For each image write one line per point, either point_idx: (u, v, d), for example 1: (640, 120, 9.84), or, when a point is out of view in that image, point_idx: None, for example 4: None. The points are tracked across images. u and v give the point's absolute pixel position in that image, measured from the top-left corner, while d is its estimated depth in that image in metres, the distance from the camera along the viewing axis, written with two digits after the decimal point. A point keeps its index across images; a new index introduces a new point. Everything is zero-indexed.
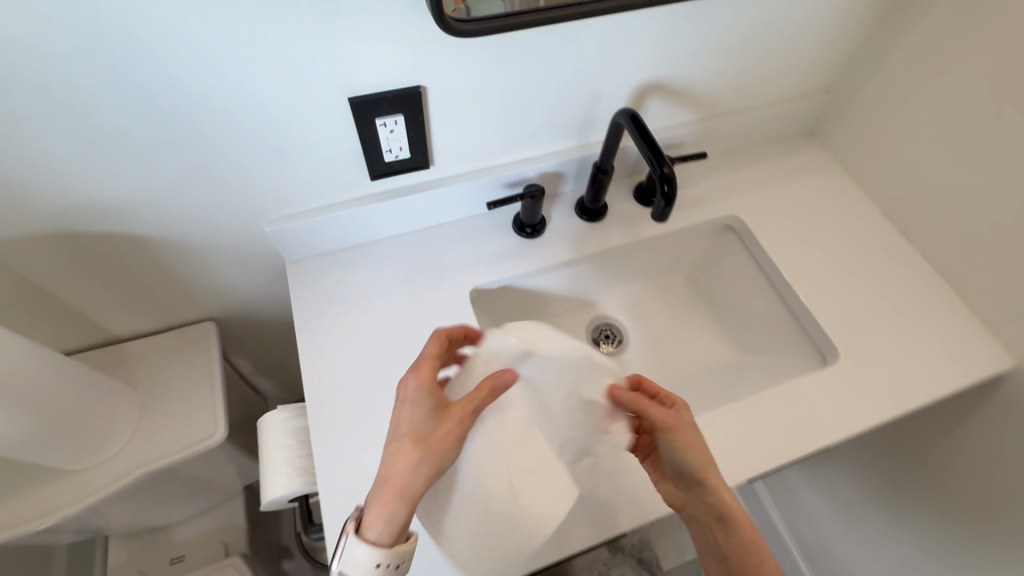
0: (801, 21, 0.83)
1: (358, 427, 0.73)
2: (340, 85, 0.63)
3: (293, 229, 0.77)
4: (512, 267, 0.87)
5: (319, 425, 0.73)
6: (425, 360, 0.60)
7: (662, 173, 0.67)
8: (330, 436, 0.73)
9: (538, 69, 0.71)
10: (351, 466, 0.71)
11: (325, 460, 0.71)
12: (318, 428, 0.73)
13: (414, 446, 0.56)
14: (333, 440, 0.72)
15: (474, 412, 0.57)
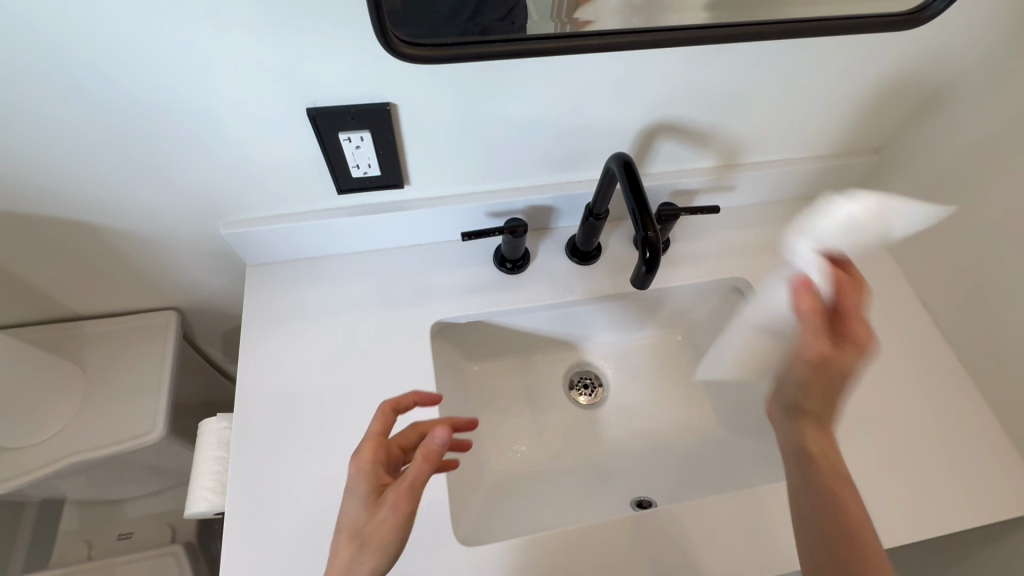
0: (844, 73, 0.72)
1: (284, 453, 0.69)
2: (301, 95, 0.58)
3: (253, 232, 0.73)
4: (484, 304, 0.80)
5: (245, 444, 0.69)
6: (366, 442, 0.52)
7: (645, 236, 0.58)
8: (254, 459, 0.68)
9: (525, 98, 0.65)
10: (267, 496, 0.66)
11: (244, 486, 0.67)
12: (243, 447, 0.69)
13: (348, 546, 0.48)
14: (255, 464, 0.68)
15: (412, 497, 0.48)
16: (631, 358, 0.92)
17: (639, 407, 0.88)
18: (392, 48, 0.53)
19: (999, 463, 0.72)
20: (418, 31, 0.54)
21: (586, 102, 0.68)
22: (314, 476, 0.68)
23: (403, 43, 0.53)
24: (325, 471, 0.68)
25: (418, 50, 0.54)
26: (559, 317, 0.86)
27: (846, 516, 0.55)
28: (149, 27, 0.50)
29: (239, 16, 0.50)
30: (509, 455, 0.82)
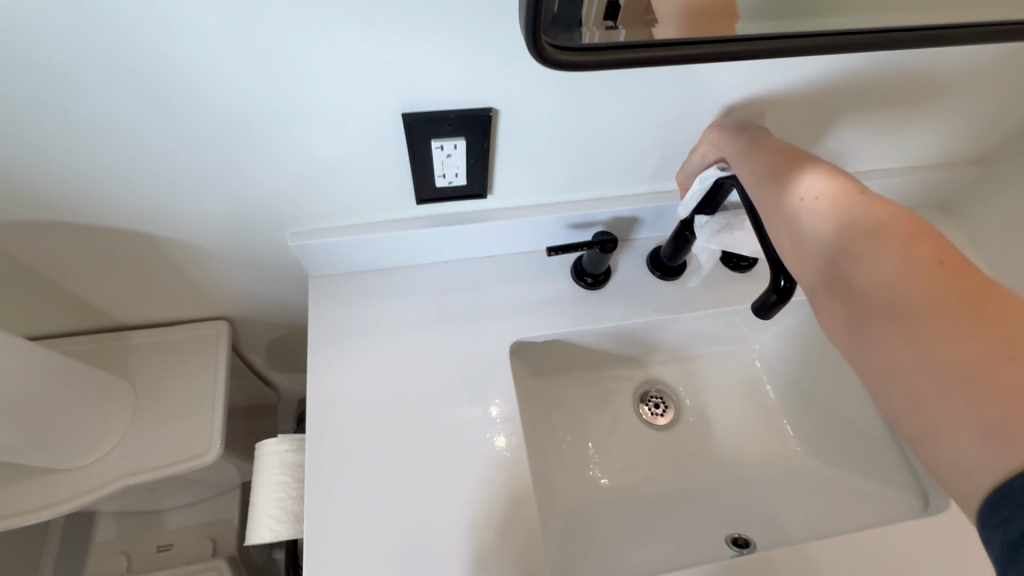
0: (973, 77, 0.66)
1: (358, 484, 0.63)
2: (396, 99, 0.52)
3: (322, 242, 0.68)
4: (563, 321, 0.74)
5: (317, 473, 0.64)
6: None
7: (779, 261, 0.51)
8: (325, 489, 0.63)
9: (634, 100, 0.59)
10: (343, 536, 0.61)
11: (314, 524, 0.61)
12: (313, 477, 0.63)
13: None
14: (328, 493, 0.63)
15: None
16: (706, 377, 0.86)
17: (718, 431, 0.82)
18: (542, 57, 0.45)
19: None
20: (553, 33, 0.45)
21: (696, 106, 0.62)
22: (389, 511, 0.62)
23: (551, 47, 0.45)
24: (402, 506, 0.62)
25: (565, 56, 0.46)
26: (636, 334, 0.80)
27: (857, 221, 0.44)
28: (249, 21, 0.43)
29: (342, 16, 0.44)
30: (583, 482, 0.77)
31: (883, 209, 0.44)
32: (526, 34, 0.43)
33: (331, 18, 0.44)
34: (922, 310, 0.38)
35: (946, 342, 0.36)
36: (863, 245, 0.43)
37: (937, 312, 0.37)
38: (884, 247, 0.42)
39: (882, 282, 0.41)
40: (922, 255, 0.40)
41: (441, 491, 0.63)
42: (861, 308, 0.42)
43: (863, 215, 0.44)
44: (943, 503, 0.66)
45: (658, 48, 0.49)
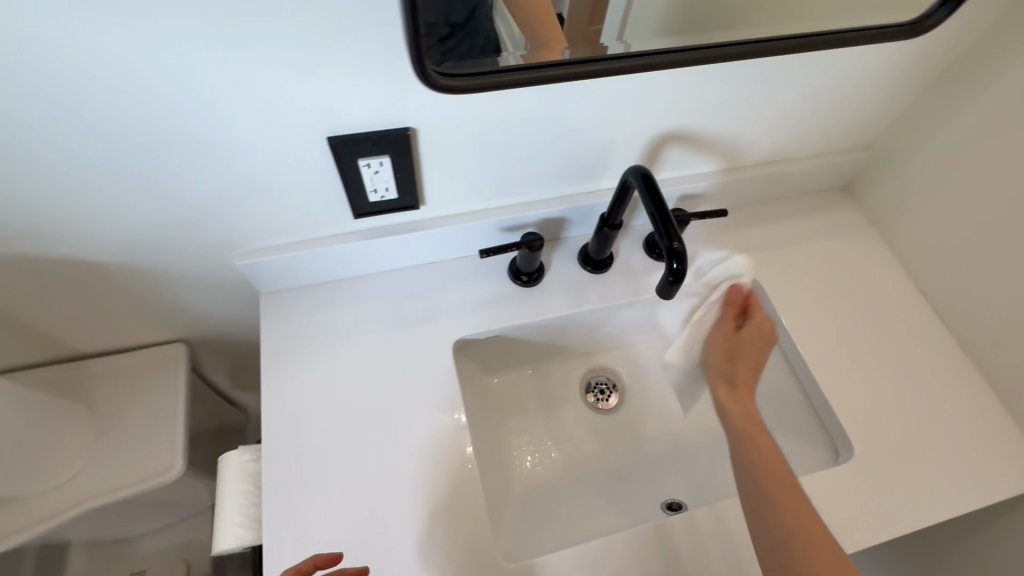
0: (846, 75, 0.75)
1: (317, 480, 0.68)
2: (322, 124, 0.57)
3: (269, 260, 0.72)
4: (504, 319, 0.80)
5: (275, 475, 0.68)
6: None
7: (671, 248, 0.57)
8: (284, 492, 0.67)
9: (541, 113, 0.65)
10: (304, 534, 0.65)
11: (275, 526, 0.66)
12: (272, 481, 0.67)
13: None
14: (287, 496, 0.67)
15: None
16: (646, 361, 0.93)
17: (658, 409, 0.89)
18: (428, 79, 0.52)
19: (1000, 444, 0.76)
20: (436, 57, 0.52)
21: (601, 115, 0.68)
22: (347, 503, 0.67)
23: (438, 74, 0.53)
24: (359, 497, 0.67)
25: (451, 80, 0.53)
26: (576, 325, 0.86)
27: (752, 487, 0.57)
28: (181, 57, 0.48)
29: (260, 54, 0.49)
30: (537, 466, 0.83)
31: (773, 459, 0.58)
32: (411, 60, 0.51)
33: (253, 52, 0.49)
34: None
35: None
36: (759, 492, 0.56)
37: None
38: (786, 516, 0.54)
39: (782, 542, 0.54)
40: None
41: (395, 482, 0.68)
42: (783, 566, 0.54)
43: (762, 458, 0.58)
44: (850, 453, 0.74)
45: (530, 71, 0.55)
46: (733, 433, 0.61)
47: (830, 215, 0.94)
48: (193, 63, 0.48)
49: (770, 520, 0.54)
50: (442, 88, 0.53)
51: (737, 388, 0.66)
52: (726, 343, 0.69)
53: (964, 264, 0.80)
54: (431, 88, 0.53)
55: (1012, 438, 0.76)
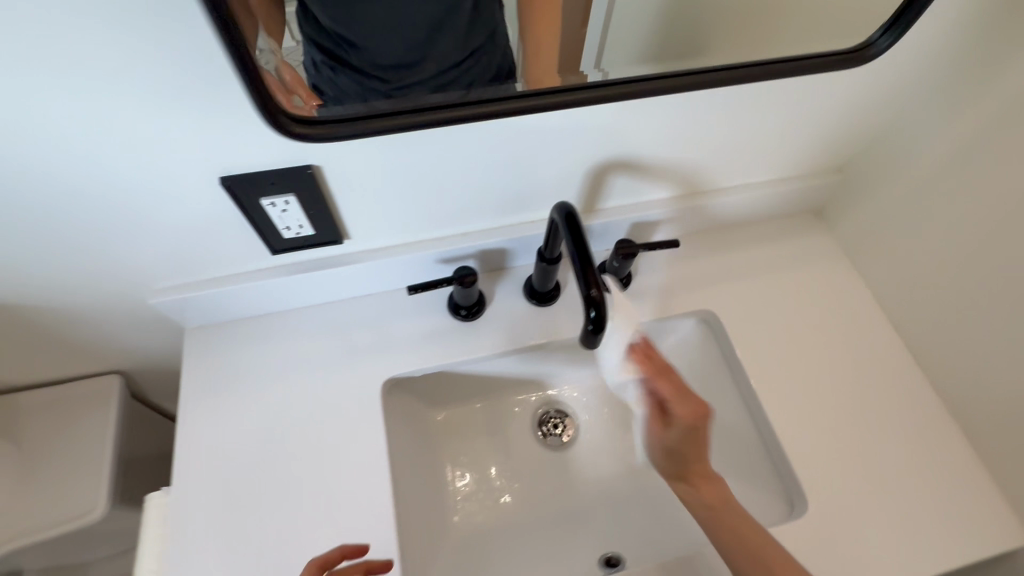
0: (805, 97, 0.69)
1: (224, 530, 0.64)
2: (217, 163, 0.54)
3: (189, 297, 0.69)
4: (441, 355, 0.76)
5: (184, 523, 0.65)
6: None
7: (587, 295, 0.53)
8: (192, 541, 0.64)
9: (462, 146, 0.61)
10: None
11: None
12: (180, 530, 0.64)
13: None
14: (194, 546, 0.64)
15: None
16: (603, 394, 0.89)
17: (611, 448, 0.85)
18: (274, 121, 0.50)
19: (973, 498, 0.69)
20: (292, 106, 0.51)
21: (528, 143, 0.64)
22: (253, 557, 0.63)
23: (289, 119, 0.51)
24: (265, 551, 0.64)
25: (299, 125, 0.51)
26: (525, 359, 0.82)
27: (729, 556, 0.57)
28: (46, 99, 0.44)
29: (132, 94, 0.46)
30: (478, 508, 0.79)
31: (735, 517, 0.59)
32: (254, 102, 0.48)
33: (125, 91, 0.45)
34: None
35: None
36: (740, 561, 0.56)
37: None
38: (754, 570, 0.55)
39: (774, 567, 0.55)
40: None
41: (307, 535, 0.65)
42: None
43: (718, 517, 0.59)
44: (802, 505, 0.69)
45: (405, 114, 0.55)
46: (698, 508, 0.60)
47: (801, 242, 0.88)
48: (61, 105, 0.45)
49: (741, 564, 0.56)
50: (289, 134, 0.51)
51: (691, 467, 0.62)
52: (676, 397, 0.60)
53: (936, 300, 0.74)
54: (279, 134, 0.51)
55: (987, 491, 0.70)
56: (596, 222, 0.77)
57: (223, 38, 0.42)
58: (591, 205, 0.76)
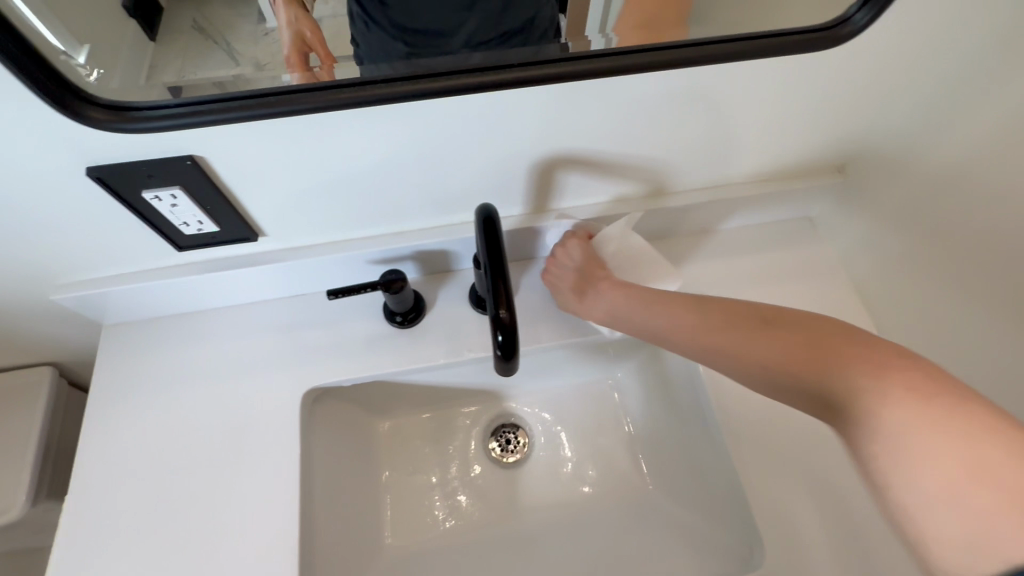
0: (791, 87, 0.60)
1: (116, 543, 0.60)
2: (92, 145, 0.48)
3: (96, 294, 0.64)
4: (373, 364, 0.69)
5: (74, 534, 0.60)
6: None
7: (496, 317, 0.47)
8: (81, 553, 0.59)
9: (376, 133, 0.54)
10: None
11: None
12: (69, 541, 0.59)
13: None
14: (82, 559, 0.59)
15: None
16: (560, 409, 0.82)
17: (564, 468, 0.77)
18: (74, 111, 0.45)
19: None
20: (143, 100, 0.48)
21: (450, 137, 0.57)
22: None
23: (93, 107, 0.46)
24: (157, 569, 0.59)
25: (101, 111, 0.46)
26: (472, 371, 0.75)
27: (761, 369, 0.49)
28: None
29: None
30: (412, 528, 0.73)
31: (774, 332, 0.50)
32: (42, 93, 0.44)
33: None
34: (931, 429, 0.38)
35: (950, 449, 0.36)
36: (776, 363, 0.48)
37: (916, 411, 0.39)
38: (810, 373, 0.46)
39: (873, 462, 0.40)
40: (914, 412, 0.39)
41: (201, 553, 0.59)
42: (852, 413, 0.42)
43: (742, 341, 0.51)
44: (760, 558, 0.61)
45: (247, 99, 0.49)
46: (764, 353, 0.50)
47: (792, 252, 0.78)
48: None
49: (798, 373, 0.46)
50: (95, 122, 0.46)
51: (726, 312, 0.55)
52: (594, 271, 0.66)
53: (940, 324, 0.64)
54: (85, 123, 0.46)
55: None
56: (549, 224, 0.69)
57: (6, 62, 0.41)
58: (543, 204, 0.70)
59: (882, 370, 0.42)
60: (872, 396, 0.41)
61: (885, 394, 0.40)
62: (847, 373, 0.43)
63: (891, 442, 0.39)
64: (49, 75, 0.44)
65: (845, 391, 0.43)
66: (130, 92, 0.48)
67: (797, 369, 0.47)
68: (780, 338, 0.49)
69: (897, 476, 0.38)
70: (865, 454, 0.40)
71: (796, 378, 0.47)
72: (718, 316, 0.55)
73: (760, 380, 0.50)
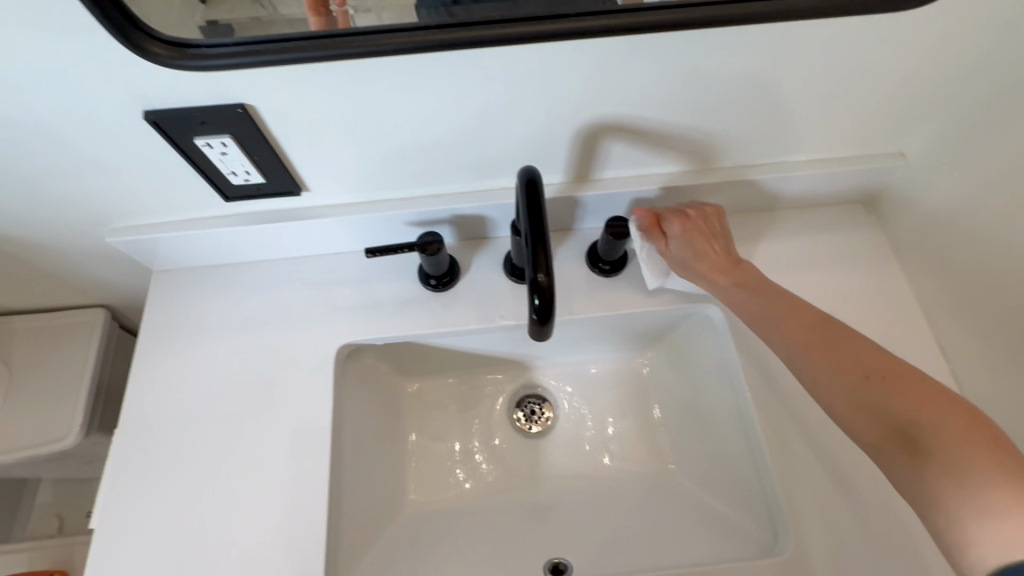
0: (852, 59, 0.57)
1: (160, 473, 0.64)
2: (153, 89, 0.50)
3: (147, 238, 0.67)
4: (405, 325, 0.70)
5: (122, 463, 0.64)
6: None
7: (534, 279, 0.47)
8: (128, 479, 0.63)
9: (422, 89, 0.54)
10: (135, 527, 0.61)
11: (108, 515, 0.62)
12: (119, 467, 0.64)
13: None
14: (129, 485, 0.63)
15: None
16: (586, 383, 0.81)
17: (587, 440, 0.78)
18: (134, 45, 0.46)
19: None
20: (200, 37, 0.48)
21: (494, 99, 0.56)
22: (183, 505, 0.62)
23: (153, 41, 0.47)
24: (196, 499, 0.62)
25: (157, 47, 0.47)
26: (501, 339, 0.75)
27: (832, 388, 0.48)
28: None
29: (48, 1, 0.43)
30: (435, 487, 0.75)
31: (850, 355, 0.49)
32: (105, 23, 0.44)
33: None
34: (998, 484, 0.38)
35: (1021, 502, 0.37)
36: (847, 386, 0.47)
37: (993, 467, 0.39)
38: (877, 400, 0.45)
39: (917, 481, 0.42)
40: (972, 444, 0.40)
41: (237, 488, 0.63)
42: (923, 444, 0.42)
43: (820, 359, 0.50)
44: (784, 545, 0.60)
45: (298, 42, 0.48)
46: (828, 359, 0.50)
47: (842, 239, 0.74)
48: None
49: (853, 382, 0.47)
50: (149, 56, 0.47)
51: (796, 317, 0.54)
52: (704, 244, 0.63)
53: (997, 320, 0.61)
54: (141, 56, 0.47)
55: None
56: (589, 193, 0.68)
57: None
58: (585, 172, 0.68)
59: (979, 429, 0.41)
60: (939, 435, 0.41)
61: (978, 468, 0.39)
62: (910, 401, 0.44)
63: (948, 472, 0.40)
64: (113, 6, 0.45)
65: (926, 429, 0.42)
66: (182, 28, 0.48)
67: (881, 380, 0.46)
68: (850, 361, 0.48)
69: (951, 499, 0.39)
70: (930, 484, 0.41)
71: (864, 401, 0.46)
72: (796, 325, 0.53)
73: (838, 396, 0.48)
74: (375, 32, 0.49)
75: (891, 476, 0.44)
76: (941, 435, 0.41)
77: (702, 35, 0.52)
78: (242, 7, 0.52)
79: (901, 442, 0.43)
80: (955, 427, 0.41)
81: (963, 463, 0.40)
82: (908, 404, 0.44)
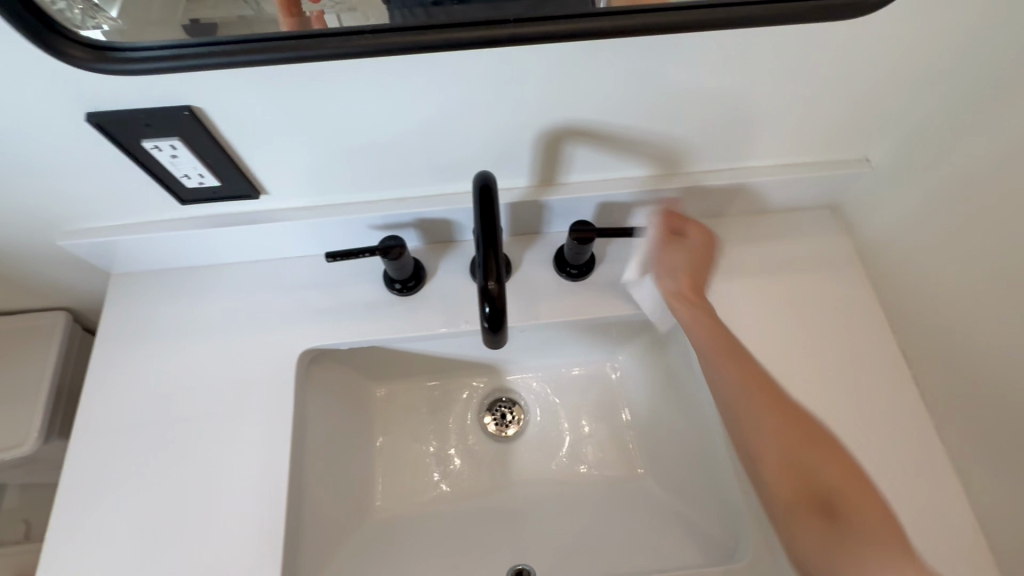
0: (814, 66, 0.57)
1: (113, 482, 0.62)
2: (96, 92, 0.49)
3: (101, 242, 0.66)
4: (370, 329, 0.69)
5: (74, 472, 0.63)
6: None
7: (484, 288, 0.47)
8: (80, 489, 0.62)
9: (379, 94, 0.53)
10: (87, 537, 0.60)
11: (59, 525, 0.61)
12: (69, 478, 0.62)
13: None
14: (82, 496, 0.62)
15: None
16: (557, 387, 0.81)
17: (557, 445, 0.77)
18: (55, 50, 0.45)
19: (958, 557, 0.59)
20: (134, 41, 0.46)
21: (453, 104, 0.56)
22: (137, 514, 0.61)
23: (77, 46, 0.45)
24: (151, 509, 0.61)
25: (80, 52, 0.45)
26: (470, 344, 0.75)
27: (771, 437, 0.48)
28: None
29: None
30: (402, 492, 0.74)
31: (788, 406, 0.49)
32: (21, 29, 0.43)
33: None
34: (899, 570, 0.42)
35: None
36: (782, 438, 0.48)
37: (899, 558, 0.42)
38: (803, 458, 0.47)
39: (824, 549, 0.44)
40: (882, 531, 0.43)
41: (193, 498, 0.62)
42: (842, 519, 0.44)
43: (765, 406, 0.49)
44: (745, 551, 0.60)
45: (242, 43, 0.47)
46: (767, 410, 0.49)
47: (810, 244, 0.74)
48: None
49: (784, 439, 0.48)
50: (72, 61, 0.45)
51: (742, 357, 0.53)
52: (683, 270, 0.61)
53: (956, 326, 0.61)
54: (65, 61, 0.45)
55: (982, 554, 0.59)
56: (555, 197, 0.67)
57: None
58: (550, 176, 0.67)
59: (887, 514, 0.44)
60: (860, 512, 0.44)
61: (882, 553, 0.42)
62: (838, 475, 0.46)
63: (861, 553, 0.43)
64: (28, 9, 0.43)
65: (846, 502, 0.45)
66: (146, 29, 0.47)
67: (810, 443, 0.47)
68: (790, 416, 0.49)
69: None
70: (839, 560, 0.43)
71: (792, 458, 0.47)
72: (739, 367, 0.52)
73: (770, 449, 0.48)
74: (328, 34, 0.47)
75: (792, 533, 0.46)
76: (858, 512, 0.44)
77: (663, 42, 0.52)
78: (231, 5, 0.50)
79: (818, 510, 0.45)
80: (870, 514, 0.44)
81: (868, 538, 0.43)
82: (835, 472, 0.46)
